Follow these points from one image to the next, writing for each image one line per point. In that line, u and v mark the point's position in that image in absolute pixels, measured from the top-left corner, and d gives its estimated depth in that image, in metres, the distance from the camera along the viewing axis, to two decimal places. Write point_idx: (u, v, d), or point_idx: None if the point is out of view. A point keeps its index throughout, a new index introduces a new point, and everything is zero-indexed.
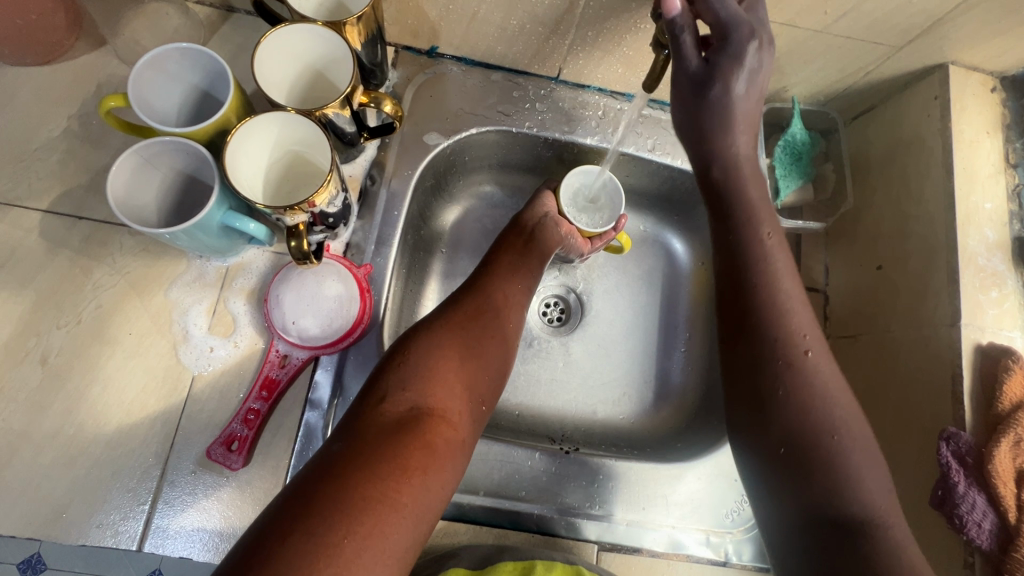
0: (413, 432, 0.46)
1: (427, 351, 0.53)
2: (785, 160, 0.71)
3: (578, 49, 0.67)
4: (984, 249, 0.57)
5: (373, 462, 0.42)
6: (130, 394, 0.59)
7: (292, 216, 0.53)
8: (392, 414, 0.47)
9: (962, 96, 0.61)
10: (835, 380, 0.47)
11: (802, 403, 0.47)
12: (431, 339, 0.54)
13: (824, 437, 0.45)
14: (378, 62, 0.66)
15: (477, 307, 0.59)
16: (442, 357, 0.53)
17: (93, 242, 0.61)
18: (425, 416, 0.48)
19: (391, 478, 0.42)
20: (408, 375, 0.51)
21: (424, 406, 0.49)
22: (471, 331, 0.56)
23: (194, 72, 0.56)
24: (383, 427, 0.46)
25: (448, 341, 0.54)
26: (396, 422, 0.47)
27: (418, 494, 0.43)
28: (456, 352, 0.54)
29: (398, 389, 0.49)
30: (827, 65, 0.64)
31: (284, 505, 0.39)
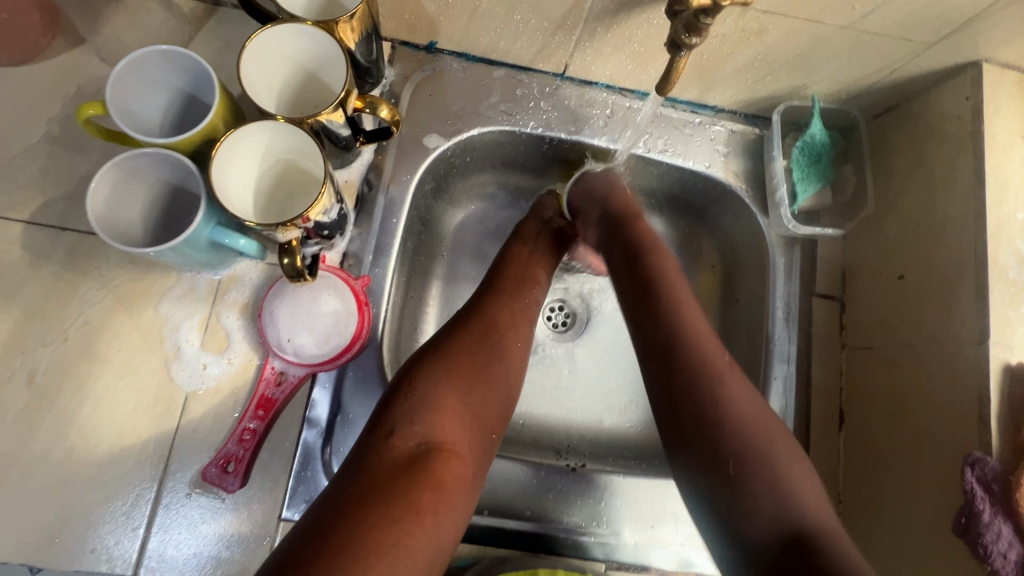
0: (423, 470, 0.44)
1: (436, 378, 0.50)
2: (802, 162, 0.68)
3: (586, 45, 0.63)
4: (1016, 262, 0.54)
5: (384, 506, 0.41)
6: (121, 415, 0.56)
7: (284, 232, 0.51)
8: (400, 451, 0.46)
9: (996, 96, 0.57)
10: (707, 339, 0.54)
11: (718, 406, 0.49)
12: (437, 365, 0.52)
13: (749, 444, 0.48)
14: (374, 60, 0.62)
15: (485, 326, 0.56)
16: (451, 386, 0.51)
17: (78, 256, 0.59)
18: (435, 451, 0.46)
19: (404, 522, 0.41)
20: (416, 407, 0.48)
21: (433, 441, 0.47)
22: (480, 354, 0.54)
23: (178, 76, 0.53)
24: (392, 466, 0.44)
25: (457, 366, 0.52)
26: (406, 459, 0.45)
27: (430, 536, 0.42)
28: (465, 378, 0.52)
29: (406, 421, 0.47)
30: (851, 62, 0.60)
31: (296, 556, 0.38)
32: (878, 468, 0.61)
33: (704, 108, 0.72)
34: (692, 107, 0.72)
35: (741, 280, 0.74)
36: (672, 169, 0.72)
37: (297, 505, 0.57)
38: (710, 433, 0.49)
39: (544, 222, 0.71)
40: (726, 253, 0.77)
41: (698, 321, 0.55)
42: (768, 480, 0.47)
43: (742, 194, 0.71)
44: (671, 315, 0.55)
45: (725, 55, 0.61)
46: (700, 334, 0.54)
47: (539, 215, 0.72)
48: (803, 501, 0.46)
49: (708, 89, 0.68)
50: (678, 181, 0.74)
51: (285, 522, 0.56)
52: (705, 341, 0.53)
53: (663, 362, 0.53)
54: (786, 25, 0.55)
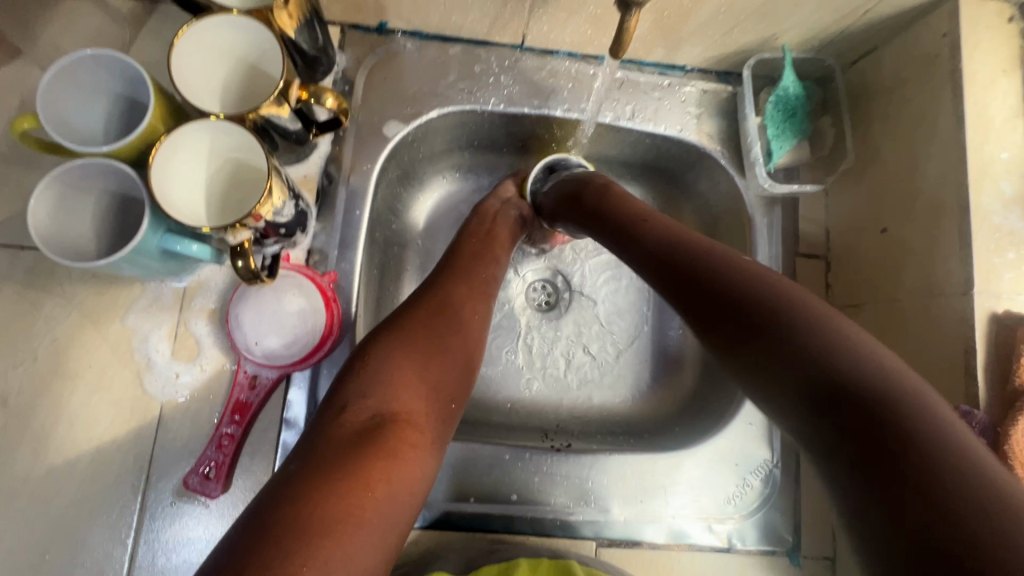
0: (375, 439, 0.43)
1: (389, 355, 0.50)
2: (776, 118, 0.66)
3: (540, 12, 0.60)
4: (1000, 206, 0.51)
5: (330, 478, 0.40)
6: (99, 429, 0.56)
7: (234, 234, 0.49)
8: (353, 423, 0.45)
9: (975, 30, 0.53)
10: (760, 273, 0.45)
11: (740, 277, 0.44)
12: (391, 342, 0.51)
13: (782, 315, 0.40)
14: (321, 46, 0.60)
15: (441, 303, 0.55)
16: (405, 360, 0.50)
17: (38, 274, 0.57)
18: (388, 422, 0.45)
19: (351, 492, 0.39)
20: (369, 382, 0.48)
21: (387, 412, 0.46)
22: (435, 328, 0.53)
23: (114, 80, 0.51)
24: (344, 437, 0.43)
25: (411, 341, 0.51)
26: (357, 431, 0.44)
27: (383, 507, 0.40)
28: (419, 351, 0.51)
29: (358, 395, 0.47)
30: (821, 6, 0.57)
31: (240, 534, 0.36)
32: None
33: (672, 69, 0.69)
34: (660, 69, 0.69)
35: (724, 244, 0.72)
36: (642, 136, 0.70)
37: None
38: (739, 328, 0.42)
39: (504, 199, 0.69)
40: (707, 219, 0.74)
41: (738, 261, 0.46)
42: (820, 349, 0.37)
43: (715, 155, 0.68)
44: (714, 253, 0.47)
45: (687, 10, 0.58)
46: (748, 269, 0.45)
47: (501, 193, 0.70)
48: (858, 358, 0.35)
49: (674, 48, 0.65)
50: (651, 147, 0.71)
51: None
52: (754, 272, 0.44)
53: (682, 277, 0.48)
54: None
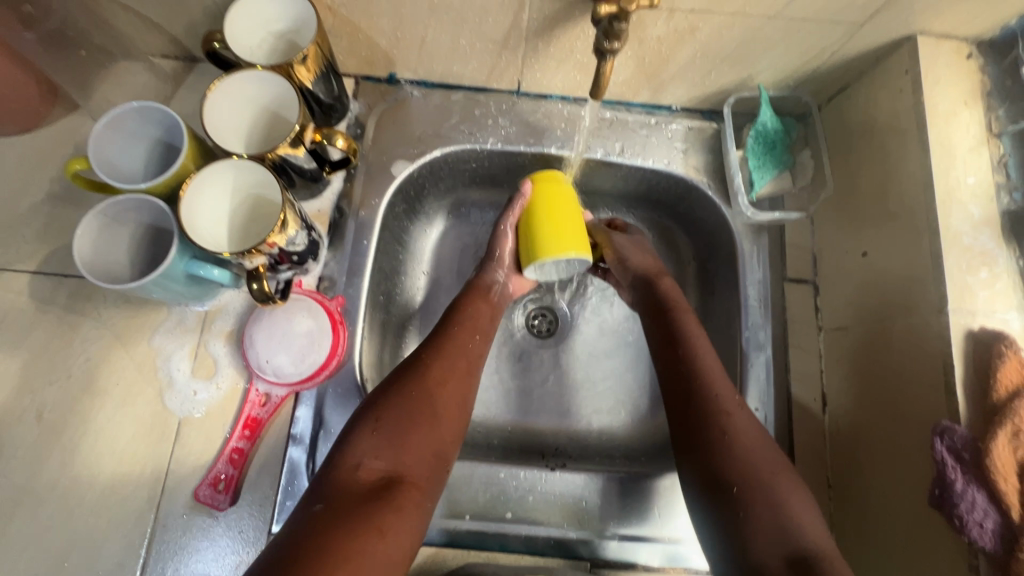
0: (383, 500, 0.47)
1: (399, 414, 0.52)
2: (758, 151, 0.70)
3: (533, 61, 0.67)
4: (970, 228, 0.54)
5: (348, 528, 0.43)
6: (122, 443, 0.60)
7: (251, 259, 0.55)
8: (361, 484, 0.48)
9: (934, 67, 0.58)
10: (758, 436, 0.53)
11: (719, 410, 0.53)
12: (398, 398, 0.54)
13: (736, 455, 0.51)
14: (337, 95, 0.67)
15: (448, 367, 0.58)
16: (413, 419, 0.53)
17: (79, 299, 0.63)
18: (395, 485, 0.49)
19: (366, 541, 0.43)
20: (381, 441, 0.51)
21: (396, 473, 0.50)
22: (439, 389, 0.55)
23: (155, 127, 0.58)
24: (355, 494, 0.46)
25: (419, 401, 0.54)
26: (371, 489, 0.47)
27: (392, 558, 0.44)
28: (427, 412, 0.54)
29: (366, 456, 0.50)
30: (789, 50, 0.62)
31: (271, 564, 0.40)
32: (859, 452, 0.59)
33: (659, 109, 0.74)
34: (647, 109, 0.74)
35: (716, 272, 0.75)
36: (632, 169, 0.74)
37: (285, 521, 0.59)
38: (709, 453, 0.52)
39: (498, 276, 0.67)
40: (701, 247, 0.77)
41: (747, 429, 0.53)
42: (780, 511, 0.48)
43: (702, 187, 0.72)
44: (708, 382, 0.55)
45: (666, 56, 0.63)
46: (751, 442, 0.52)
47: (500, 269, 0.67)
48: (812, 540, 0.47)
49: (659, 89, 0.70)
50: (642, 180, 0.76)
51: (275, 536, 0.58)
52: (757, 446, 0.51)
53: (678, 394, 0.56)
54: (716, 22, 0.58)
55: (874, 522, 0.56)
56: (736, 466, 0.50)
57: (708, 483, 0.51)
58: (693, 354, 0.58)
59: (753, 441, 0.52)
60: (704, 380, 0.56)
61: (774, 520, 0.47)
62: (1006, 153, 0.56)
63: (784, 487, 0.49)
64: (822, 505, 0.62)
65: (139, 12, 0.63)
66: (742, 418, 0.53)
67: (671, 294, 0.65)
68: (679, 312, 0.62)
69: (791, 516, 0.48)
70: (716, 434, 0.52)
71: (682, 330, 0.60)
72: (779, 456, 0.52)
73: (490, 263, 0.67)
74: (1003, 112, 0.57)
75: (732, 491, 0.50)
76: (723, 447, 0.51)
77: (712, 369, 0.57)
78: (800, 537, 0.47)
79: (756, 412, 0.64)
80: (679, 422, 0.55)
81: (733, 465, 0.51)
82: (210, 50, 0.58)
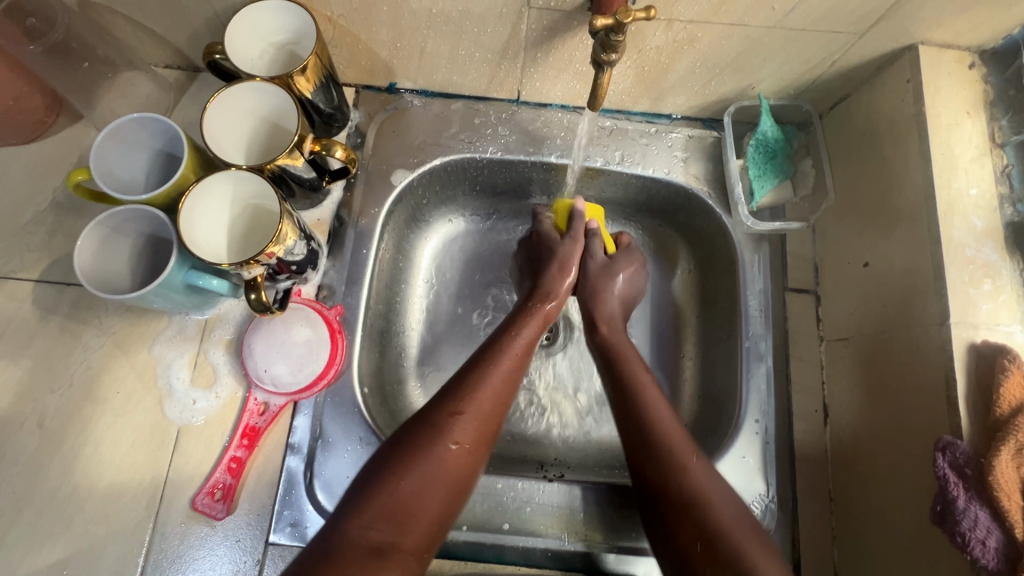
0: (377, 569, 0.43)
1: (418, 470, 0.48)
2: (758, 160, 0.69)
3: (532, 70, 0.67)
4: (972, 239, 0.53)
5: None
6: (121, 451, 0.61)
7: (249, 269, 0.55)
8: (364, 545, 0.44)
9: (936, 77, 0.57)
10: (718, 491, 0.52)
11: (674, 468, 0.53)
12: (420, 449, 0.49)
13: (692, 512, 0.51)
14: (337, 105, 0.67)
15: (477, 421, 0.53)
16: (429, 474, 0.49)
17: (81, 307, 0.64)
18: (393, 552, 0.45)
19: None
20: (395, 499, 0.47)
21: (399, 535, 0.46)
22: (466, 438, 0.52)
23: (155, 137, 0.59)
24: (354, 561, 0.43)
25: (441, 453, 0.50)
26: (371, 554, 0.44)
27: None
28: (444, 466, 0.50)
29: (376, 516, 0.46)
30: (789, 59, 0.62)
31: None
32: (861, 465, 0.59)
33: (659, 118, 0.74)
34: (647, 118, 0.74)
35: (717, 281, 0.74)
36: (632, 178, 0.74)
37: (282, 530, 0.59)
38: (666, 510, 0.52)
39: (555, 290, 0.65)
40: (701, 256, 0.77)
41: (706, 485, 0.52)
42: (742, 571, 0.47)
43: (703, 196, 0.72)
44: (662, 438, 0.55)
45: (665, 65, 0.63)
46: (713, 497, 0.51)
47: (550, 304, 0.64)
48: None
49: (659, 98, 0.70)
50: (642, 189, 0.75)
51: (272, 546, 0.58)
52: (717, 502, 0.51)
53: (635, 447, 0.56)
54: (715, 31, 0.57)
55: (874, 537, 0.56)
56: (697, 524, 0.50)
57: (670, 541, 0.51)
58: (646, 404, 0.57)
59: (711, 497, 0.51)
60: (658, 436, 0.55)
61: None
62: (1010, 163, 0.55)
63: (746, 543, 0.49)
64: (824, 518, 0.61)
65: (143, 24, 0.63)
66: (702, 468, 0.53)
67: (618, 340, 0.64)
68: (630, 362, 0.61)
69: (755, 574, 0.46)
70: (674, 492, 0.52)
71: (631, 380, 0.60)
72: (741, 509, 0.51)
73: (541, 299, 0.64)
74: (1007, 122, 0.57)
75: (696, 549, 0.49)
76: (680, 507, 0.51)
77: (664, 414, 0.57)
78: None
79: (756, 423, 0.63)
80: (641, 475, 0.55)
81: (693, 523, 0.50)
82: (210, 62, 0.59)
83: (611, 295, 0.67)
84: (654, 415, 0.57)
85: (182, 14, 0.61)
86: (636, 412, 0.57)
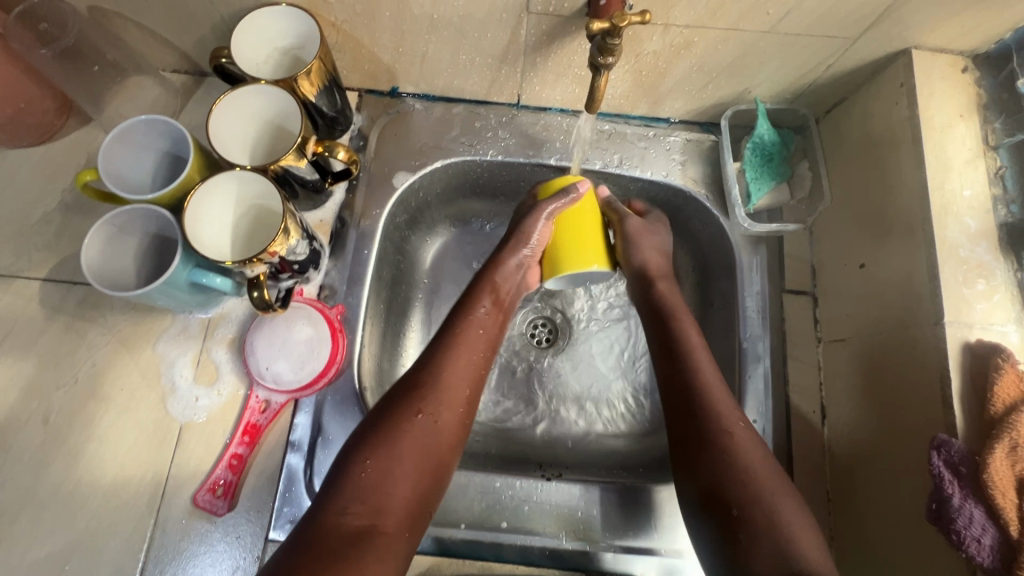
0: (357, 555, 0.44)
1: (393, 451, 0.50)
2: (755, 162, 0.70)
3: (532, 75, 0.68)
4: (967, 240, 0.54)
5: None
6: (124, 447, 0.62)
7: (252, 267, 0.56)
8: (341, 532, 0.45)
9: (929, 81, 0.58)
10: (760, 456, 0.52)
11: (715, 422, 0.54)
12: (393, 429, 0.51)
13: (732, 468, 0.51)
14: (340, 108, 0.68)
15: (442, 400, 0.54)
16: (408, 456, 0.50)
17: (87, 306, 0.65)
18: (373, 536, 0.46)
19: None
20: (372, 479, 0.48)
21: (379, 515, 0.47)
22: (437, 418, 0.53)
23: (162, 139, 0.60)
24: (334, 547, 0.44)
25: (415, 433, 0.51)
26: (352, 534, 0.45)
27: None
28: (420, 448, 0.51)
29: (351, 501, 0.47)
30: (785, 63, 0.63)
31: None
32: (859, 464, 0.59)
33: (657, 121, 0.75)
34: (646, 121, 0.75)
35: (715, 282, 0.74)
36: (631, 180, 0.75)
37: (282, 526, 0.60)
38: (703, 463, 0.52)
39: (517, 257, 0.64)
40: (700, 258, 0.77)
41: (748, 443, 0.52)
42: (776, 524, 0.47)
43: (701, 198, 0.72)
44: (704, 395, 0.55)
45: (663, 69, 0.64)
46: (756, 463, 0.51)
47: (521, 251, 0.64)
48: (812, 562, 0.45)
49: (657, 102, 0.71)
50: (641, 192, 0.76)
51: (271, 542, 0.59)
52: (756, 460, 0.51)
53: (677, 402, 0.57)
54: (711, 36, 0.58)
55: (873, 537, 0.56)
56: (736, 476, 0.50)
57: (704, 498, 0.51)
58: (699, 372, 0.57)
59: (753, 455, 0.52)
60: (703, 396, 0.55)
61: (774, 543, 0.46)
62: (1003, 165, 0.56)
63: (779, 497, 0.49)
64: (822, 518, 0.61)
65: (151, 29, 0.65)
66: (747, 430, 0.53)
67: (672, 304, 0.64)
68: (682, 321, 0.62)
69: (783, 523, 0.47)
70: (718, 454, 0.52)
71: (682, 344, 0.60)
72: (777, 466, 0.52)
73: (511, 245, 0.64)
74: (1000, 125, 0.57)
75: (732, 515, 0.49)
76: (720, 464, 0.51)
77: (708, 371, 0.57)
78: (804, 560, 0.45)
79: (754, 423, 0.63)
80: (677, 430, 0.55)
81: (733, 486, 0.50)
82: (217, 66, 0.60)
83: (644, 253, 0.66)
84: (704, 374, 0.57)
85: (190, 19, 0.63)
86: (686, 376, 0.57)
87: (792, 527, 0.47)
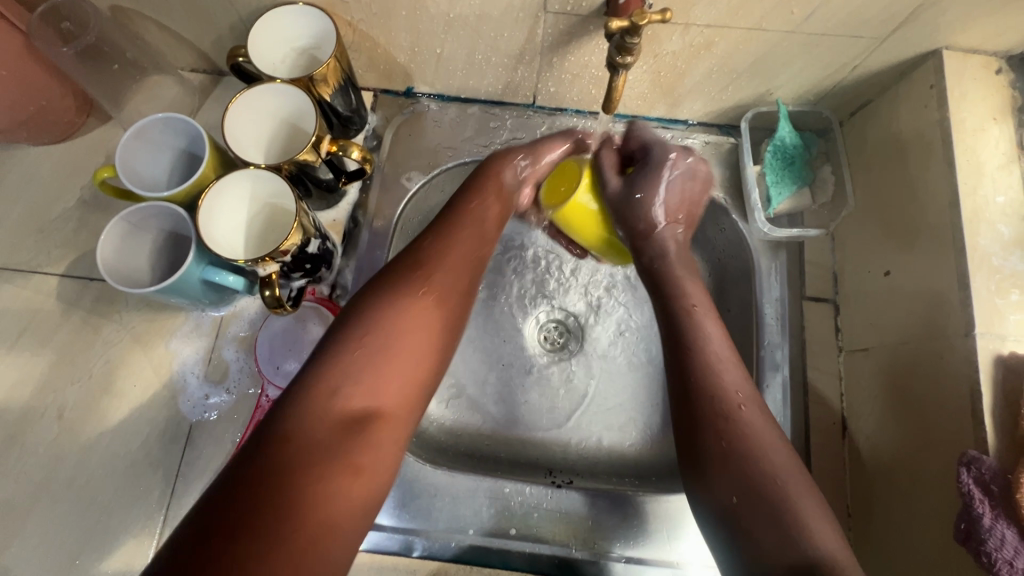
0: (348, 442, 0.42)
1: (392, 338, 0.48)
2: (776, 165, 0.68)
3: (548, 75, 0.67)
4: (999, 248, 0.52)
5: (304, 469, 0.39)
6: (136, 442, 0.62)
7: (264, 266, 0.56)
8: (333, 418, 0.43)
9: (960, 83, 0.56)
10: (771, 442, 0.48)
11: (726, 424, 0.49)
12: (393, 311, 0.49)
13: (728, 440, 0.48)
14: (355, 108, 0.68)
15: (441, 292, 0.52)
16: (407, 342, 0.48)
17: (102, 302, 0.66)
18: (365, 423, 0.44)
19: (337, 478, 0.40)
20: (366, 363, 0.46)
21: (371, 405, 0.45)
22: (440, 313, 0.52)
23: (178, 137, 0.60)
24: (322, 435, 0.41)
25: (416, 317, 0.50)
26: (344, 422, 0.43)
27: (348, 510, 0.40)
28: (422, 338, 0.49)
29: (344, 384, 0.44)
30: (809, 64, 0.61)
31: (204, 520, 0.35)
32: (882, 480, 0.57)
33: (675, 123, 0.73)
34: (663, 123, 0.73)
35: None
36: None
37: None
38: (718, 460, 0.48)
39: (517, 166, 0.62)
40: None
41: (756, 425, 0.49)
42: (786, 521, 0.44)
43: (719, 202, 0.70)
44: (707, 371, 0.52)
45: (682, 71, 0.63)
46: (761, 444, 0.48)
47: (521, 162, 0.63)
48: (825, 547, 0.42)
49: (675, 104, 0.70)
50: None
51: None
52: (765, 443, 0.48)
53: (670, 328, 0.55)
54: (733, 36, 0.57)
55: (897, 556, 0.54)
56: (731, 449, 0.48)
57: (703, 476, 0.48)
58: (700, 351, 0.53)
59: (761, 436, 0.48)
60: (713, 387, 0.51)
61: (776, 527, 0.44)
62: None
63: (800, 499, 0.45)
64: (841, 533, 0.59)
65: (171, 28, 0.66)
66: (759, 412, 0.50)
67: (675, 278, 0.59)
68: (680, 278, 0.59)
69: (792, 512, 0.44)
70: (717, 437, 0.49)
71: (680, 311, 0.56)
72: (790, 454, 0.48)
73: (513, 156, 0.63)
74: None
75: (732, 501, 0.46)
76: (725, 447, 0.48)
77: (711, 342, 0.53)
78: (808, 544, 0.43)
79: None
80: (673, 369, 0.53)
81: (735, 473, 0.47)
82: (235, 64, 0.61)
83: (645, 211, 0.60)
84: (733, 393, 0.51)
85: (208, 19, 0.63)
86: (684, 351, 0.53)
87: (807, 523, 0.43)
